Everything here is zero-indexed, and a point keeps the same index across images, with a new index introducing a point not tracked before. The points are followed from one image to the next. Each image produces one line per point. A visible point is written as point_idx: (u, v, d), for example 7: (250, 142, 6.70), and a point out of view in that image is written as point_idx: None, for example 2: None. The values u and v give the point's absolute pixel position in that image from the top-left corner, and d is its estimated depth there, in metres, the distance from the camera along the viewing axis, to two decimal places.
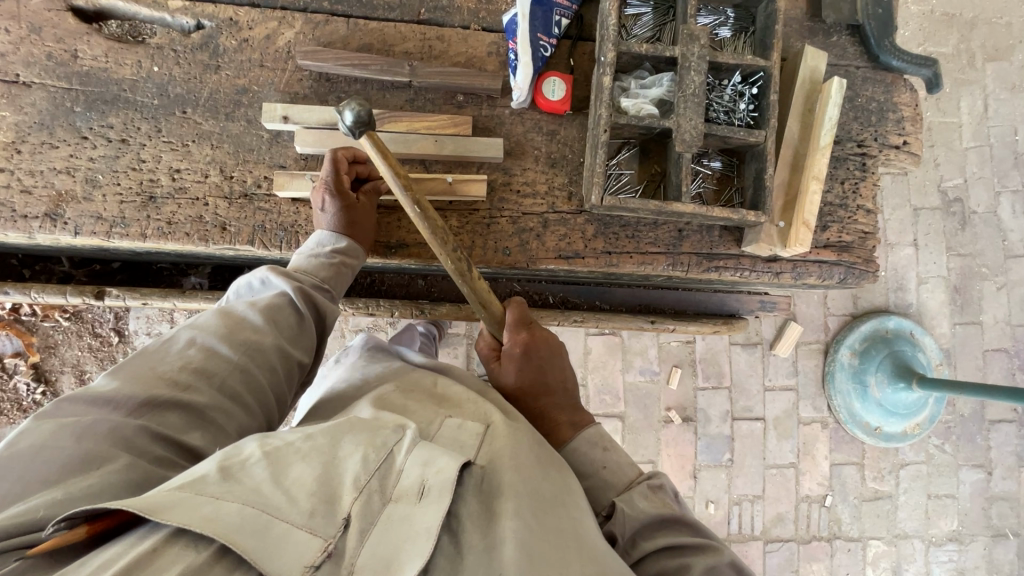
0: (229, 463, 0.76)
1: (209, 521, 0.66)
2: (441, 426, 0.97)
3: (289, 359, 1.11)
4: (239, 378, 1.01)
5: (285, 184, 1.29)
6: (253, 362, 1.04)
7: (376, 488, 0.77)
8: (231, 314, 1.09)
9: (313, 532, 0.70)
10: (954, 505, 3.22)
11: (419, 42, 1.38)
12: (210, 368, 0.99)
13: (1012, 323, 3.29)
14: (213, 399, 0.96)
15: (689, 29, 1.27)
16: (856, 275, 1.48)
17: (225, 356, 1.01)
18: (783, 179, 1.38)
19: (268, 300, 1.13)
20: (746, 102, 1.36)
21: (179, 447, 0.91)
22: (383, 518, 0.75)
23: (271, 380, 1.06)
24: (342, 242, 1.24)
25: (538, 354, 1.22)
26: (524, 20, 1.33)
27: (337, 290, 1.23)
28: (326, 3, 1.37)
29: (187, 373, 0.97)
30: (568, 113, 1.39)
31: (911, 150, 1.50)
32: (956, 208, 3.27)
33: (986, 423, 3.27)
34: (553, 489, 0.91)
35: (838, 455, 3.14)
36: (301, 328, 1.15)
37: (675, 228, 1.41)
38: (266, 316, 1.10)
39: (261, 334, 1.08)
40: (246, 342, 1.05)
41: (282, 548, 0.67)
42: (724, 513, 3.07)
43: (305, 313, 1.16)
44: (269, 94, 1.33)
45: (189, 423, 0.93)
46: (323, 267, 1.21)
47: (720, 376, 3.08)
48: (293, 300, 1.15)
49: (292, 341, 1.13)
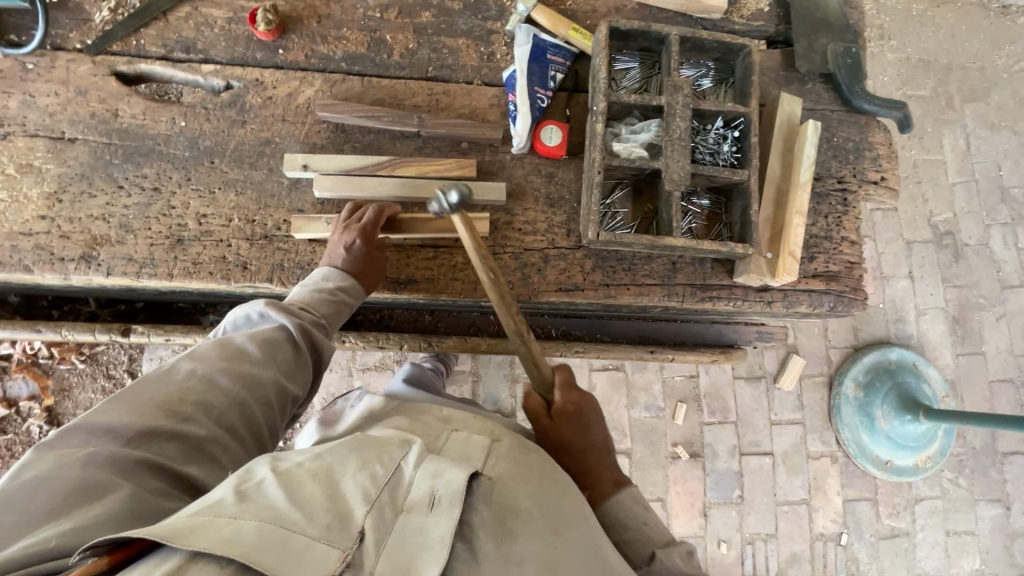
0: (244, 487, 0.83)
1: (228, 544, 0.71)
2: (447, 442, 1.09)
3: (285, 393, 1.15)
4: (236, 410, 1.06)
5: (302, 227, 1.39)
6: (250, 395, 1.08)
7: (387, 501, 0.86)
8: (231, 346, 1.13)
9: (331, 544, 0.78)
10: (974, 542, 3.14)
11: (426, 97, 1.51)
12: (208, 400, 1.04)
13: (1015, 353, 3.33)
14: (212, 431, 1.01)
15: (673, 80, 1.39)
16: (845, 303, 1.54)
17: (224, 389, 1.06)
18: (768, 213, 1.47)
19: (266, 335, 1.17)
20: (729, 144, 1.46)
21: (176, 478, 0.95)
22: (396, 526, 0.83)
23: (266, 412, 1.11)
24: (347, 281, 1.32)
25: (588, 414, 1.28)
26: (522, 75, 1.48)
27: (330, 322, 1.28)
28: (343, 64, 1.51)
29: (186, 405, 1.01)
30: (564, 157, 1.50)
31: (889, 185, 1.61)
32: (947, 241, 3.37)
33: (999, 456, 3.23)
34: (550, 502, 1.03)
35: (850, 490, 3.09)
36: (296, 363, 1.20)
37: (669, 261, 1.49)
38: (264, 350, 1.15)
39: (259, 368, 1.12)
40: (245, 376, 1.09)
41: (301, 559, 0.74)
42: (737, 553, 2.99)
43: (302, 347, 1.20)
44: (290, 145, 1.45)
45: (185, 456, 0.97)
46: (324, 304, 1.28)
47: (725, 410, 3.08)
48: (292, 335, 1.20)
49: (289, 375, 1.17)
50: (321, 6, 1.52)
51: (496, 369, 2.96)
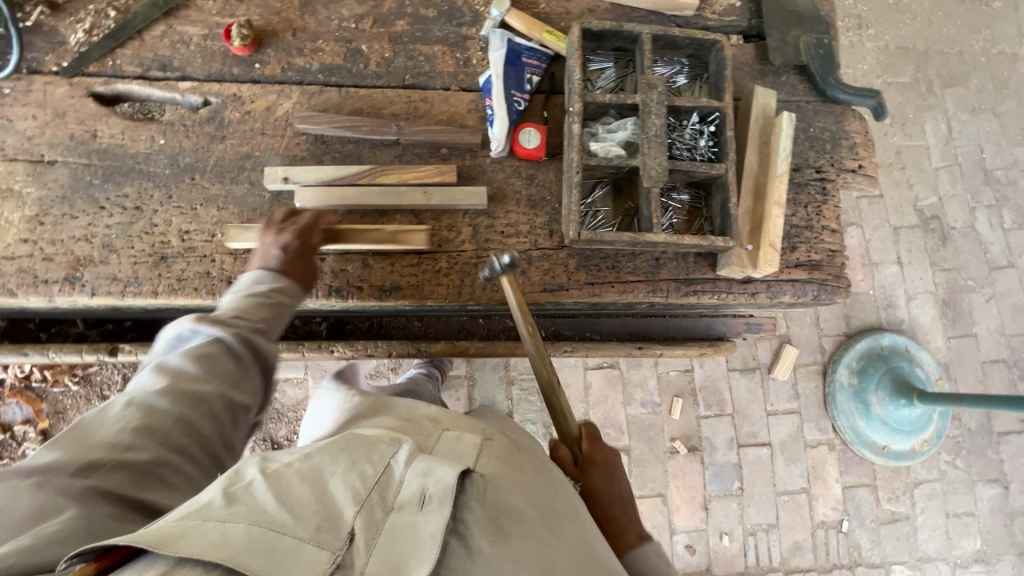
0: (232, 489, 0.84)
1: (216, 547, 0.73)
2: (438, 440, 1.10)
3: (233, 405, 1.13)
4: (182, 430, 1.03)
5: (237, 236, 1.37)
6: (193, 414, 1.06)
7: (377, 500, 0.88)
8: (168, 366, 1.10)
9: (321, 546, 0.79)
10: (975, 523, 3.16)
11: (404, 105, 1.52)
12: (149, 426, 1.01)
13: (1006, 333, 3.35)
14: (157, 454, 0.99)
15: (647, 79, 1.41)
16: (828, 291, 1.55)
17: (164, 412, 1.03)
18: (747, 205, 1.48)
19: (203, 351, 1.13)
20: (706, 139, 1.47)
21: (131, 502, 0.94)
22: (387, 525, 0.85)
23: (216, 427, 1.09)
24: (280, 281, 1.29)
25: (612, 467, 1.33)
26: (498, 80, 1.49)
27: (268, 325, 1.24)
28: (320, 76, 1.52)
29: (124, 435, 0.98)
30: (544, 159, 1.51)
31: (867, 172, 1.62)
32: (934, 225, 3.40)
33: (995, 436, 3.25)
34: (543, 501, 1.04)
35: (849, 477, 3.11)
36: (242, 373, 1.17)
37: (652, 257, 1.50)
38: (203, 366, 1.11)
39: (200, 385, 1.09)
40: (184, 394, 1.06)
41: (291, 561, 0.75)
42: (739, 545, 3.00)
43: (244, 357, 1.17)
44: (270, 158, 1.46)
45: (135, 483, 0.95)
46: (260, 308, 1.24)
47: (721, 403, 3.09)
48: (232, 347, 1.16)
49: (233, 385, 1.14)
50: (295, 19, 1.53)
51: (491, 373, 2.96)
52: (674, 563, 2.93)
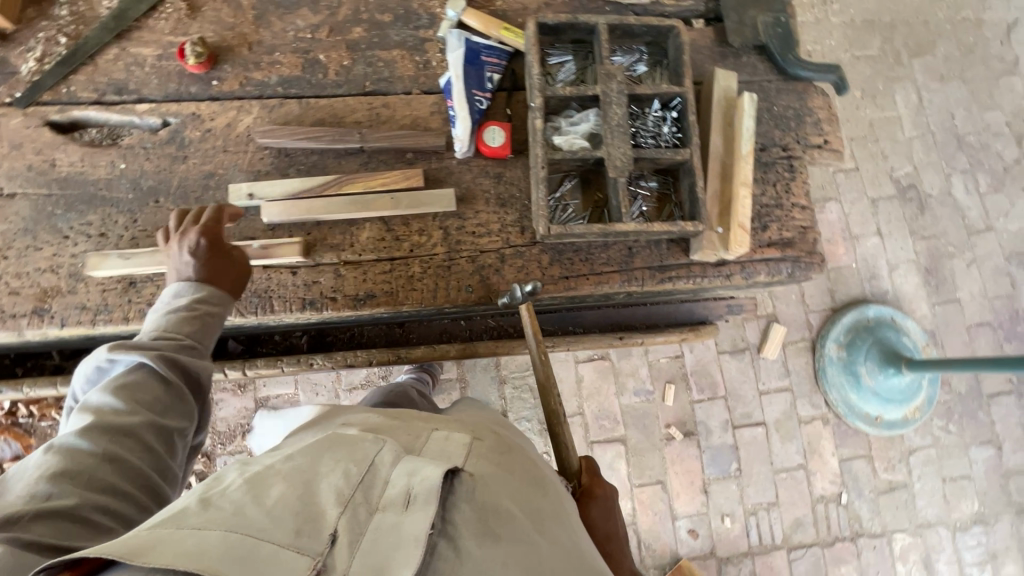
0: (209, 494, 0.83)
1: (189, 555, 0.71)
2: (427, 439, 1.08)
3: (165, 432, 1.07)
4: (109, 466, 0.96)
5: (100, 263, 1.34)
6: (120, 446, 0.99)
7: (360, 501, 0.86)
8: (91, 405, 1.04)
9: (300, 551, 0.77)
10: (971, 485, 3.19)
11: (366, 112, 1.51)
12: (70, 468, 0.93)
13: (989, 296, 3.39)
14: (83, 495, 0.91)
15: (605, 69, 1.41)
16: (802, 268, 1.56)
17: (86, 451, 0.96)
18: (716, 188, 1.48)
19: (126, 379, 1.07)
20: (669, 125, 1.48)
21: (65, 548, 0.84)
22: (370, 527, 0.82)
23: (148, 458, 1.02)
24: (202, 291, 1.24)
25: (610, 502, 1.34)
26: (458, 80, 1.49)
27: (195, 337, 1.18)
28: (279, 89, 1.51)
29: (42, 483, 0.90)
30: (510, 156, 1.51)
31: (833, 147, 1.63)
32: (911, 194, 3.43)
33: (985, 398, 3.29)
34: (531, 505, 1.04)
35: (844, 450, 3.13)
36: (174, 396, 1.11)
37: (625, 247, 1.50)
38: (125, 397, 1.05)
39: (125, 416, 1.03)
40: (107, 431, 1.00)
41: (269, 566, 0.74)
42: (741, 525, 3.02)
43: (173, 378, 1.12)
44: (234, 175, 1.45)
45: (63, 531, 0.86)
46: (186, 323, 1.19)
47: (714, 386, 3.11)
48: (158, 369, 1.11)
49: (163, 413, 1.08)
50: (250, 33, 1.52)
51: (483, 374, 2.96)
52: (677, 548, 2.94)
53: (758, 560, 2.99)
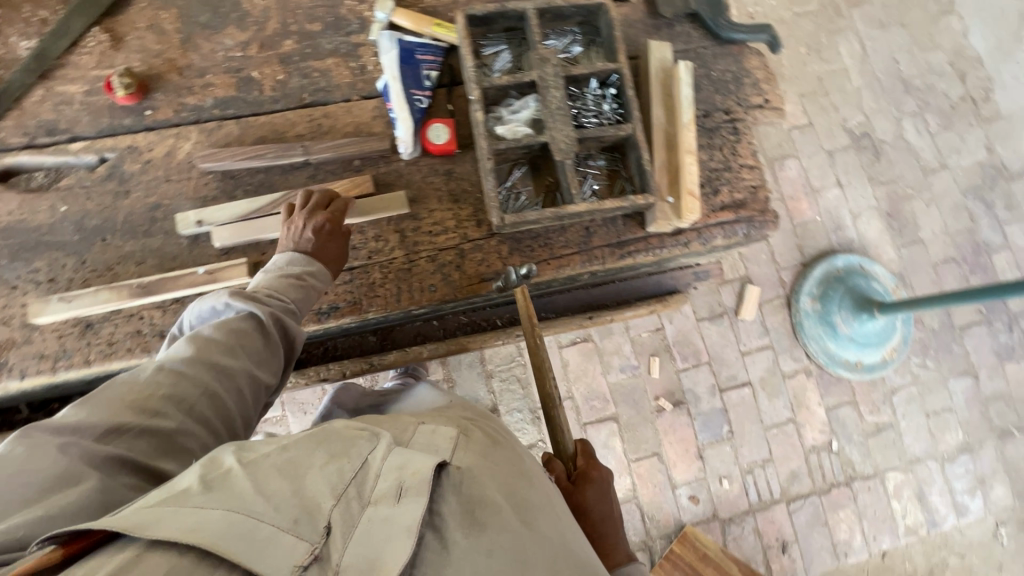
0: (209, 477, 0.84)
1: (193, 532, 0.73)
2: (414, 433, 1.08)
3: (256, 383, 1.15)
4: (207, 402, 1.05)
5: (41, 310, 1.32)
6: (221, 386, 1.08)
7: (354, 495, 0.86)
8: (199, 335, 1.12)
9: (299, 537, 0.78)
10: (954, 416, 3.30)
11: (308, 124, 1.50)
12: (178, 393, 1.02)
13: (950, 232, 3.49)
14: (182, 424, 1.01)
15: (539, 54, 1.41)
16: (757, 228, 1.59)
17: (195, 380, 1.05)
18: (662, 159, 1.50)
19: (233, 325, 1.15)
20: (609, 102, 1.49)
21: (150, 472, 0.95)
22: (363, 519, 0.83)
23: (238, 403, 1.11)
24: (313, 266, 1.31)
25: (607, 484, 1.33)
26: (395, 81, 1.47)
27: (297, 303, 1.25)
28: (216, 111, 1.49)
29: (154, 401, 0.99)
30: (457, 152, 1.51)
31: (774, 106, 1.66)
32: (866, 142, 3.50)
33: (957, 331, 3.39)
34: (519, 491, 1.04)
35: (830, 398, 3.21)
36: (265, 353, 1.19)
37: (581, 227, 1.51)
38: (232, 339, 1.13)
39: (228, 358, 1.11)
40: (213, 366, 1.08)
41: (269, 550, 0.75)
42: (739, 485, 3.07)
43: (271, 336, 1.19)
44: (180, 204, 1.43)
45: (158, 450, 0.97)
46: (292, 289, 1.25)
47: (697, 353, 3.16)
48: (258, 325, 1.18)
49: (258, 363, 1.17)
50: (179, 58, 1.50)
51: (469, 372, 2.97)
52: (681, 516, 2.99)
53: (759, 517, 3.05)
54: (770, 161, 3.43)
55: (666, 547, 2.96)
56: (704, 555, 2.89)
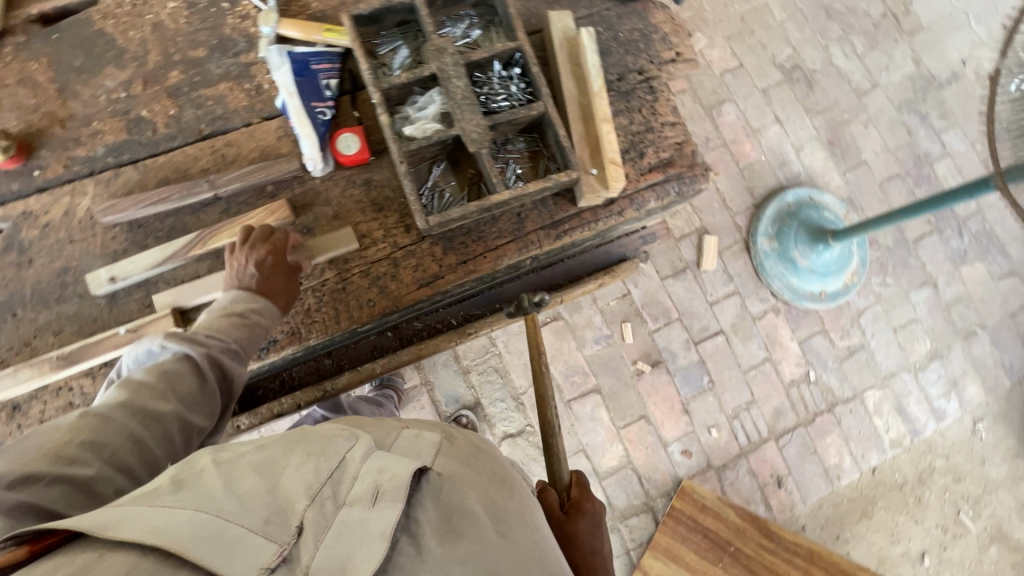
0: (183, 475, 0.83)
1: (156, 533, 0.72)
2: (397, 436, 1.06)
3: (188, 428, 1.10)
4: (133, 449, 0.99)
5: None
6: (147, 432, 1.03)
7: (329, 495, 0.85)
8: (130, 381, 1.08)
9: (269, 538, 0.77)
10: (920, 327, 3.40)
11: (211, 156, 1.43)
12: (100, 440, 0.97)
13: (891, 149, 3.54)
14: (103, 471, 0.94)
15: (434, 45, 1.36)
16: (689, 183, 1.58)
17: (119, 426, 1.00)
18: (580, 132, 1.47)
19: (165, 366, 1.12)
20: (517, 82, 1.45)
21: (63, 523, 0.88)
22: (337, 520, 0.82)
23: (167, 450, 1.05)
24: (256, 301, 1.27)
25: (599, 517, 1.24)
26: (292, 98, 1.40)
27: (236, 341, 1.21)
28: (110, 159, 1.41)
29: (72, 448, 0.94)
30: (372, 159, 1.46)
31: (686, 57, 1.64)
32: (797, 74, 3.52)
33: (912, 244, 3.47)
34: (497, 501, 1.01)
35: (801, 331, 3.27)
36: (198, 394, 1.13)
37: (513, 214, 1.48)
38: (164, 381, 1.10)
39: (158, 402, 1.06)
40: (141, 412, 1.04)
41: (239, 550, 0.74)
42: (728, 431, 3.13)
43: (208, 377, 1.15)
44: (90, 263, 1.36)
45: (75, 500, 0.90)
46: (234, 328, 1.22)
47: (667, 311, 3.18)
48: (194, 365, 1.14)
49: (191, 408, 1.12)
50: (60, 110, 1.41)
51: (446, 371, 2.94)
52: (676, 472, 3.04)
53: (752, 458, 3.12)
54: (707, 109, 3.42)
55: (667, 504, 3.01)
56: (702, 505, 2.96)
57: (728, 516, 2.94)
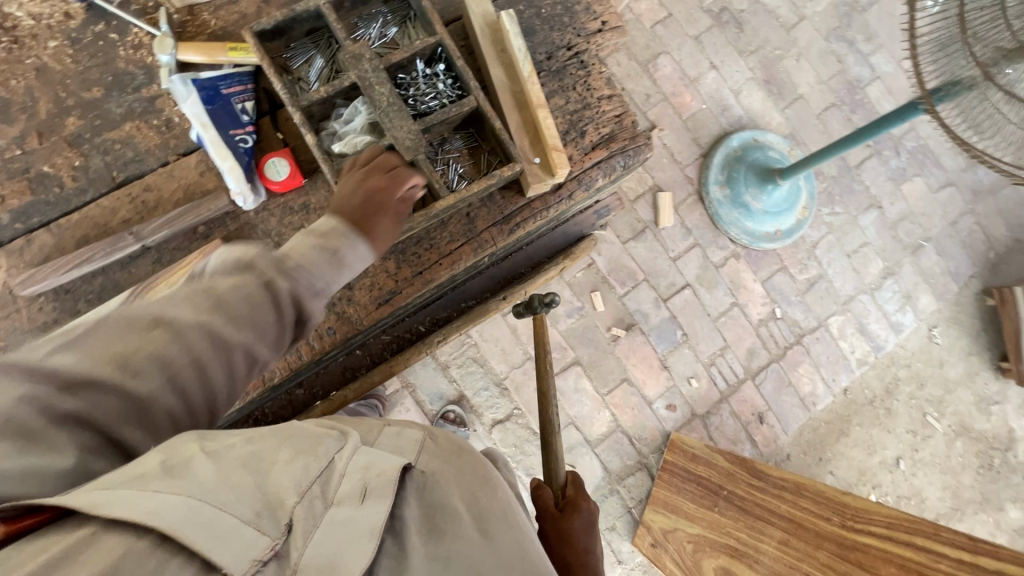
0: (171, 460, 0.74)
1: (151, 514, 0.64)
2: (380, 433, 1.03)
3: (254, 359, 0.95)
4: (195, 374, 0.87)
5: None
6: (213, 357, 0.89)
7: (318, 494, 0.79)
8: (213, 289, 0.92)
9: (260, 531, 0.71)
10: (871, 248, 3.54)
11: (131, 205, 1.33)
12: (167, 355, 0.84)
13: (825, 80, 3.60)
14: (162, 395, 0.83)
15: (349, 51, 1.28)
16: (633, 155, 1.56)
17: (187, 345, 0.86)
18: (516, 121, 1.43)
19: (246, 289, 0.94)
20: (443, 78, 1.39)
21: (107, 441, 0.79)
22: (326, 519, 0.77)
23: (228, 379, 0.92)
24: (355, 237, 1.14)
25: (593, 516, 1.24)
26: (206, 128, 1.30)
27: (325, 281, 1.06)
28: (18, 225, 1.30)
29: (138, 359, 0.81)
30: (305, 182, 1.40)
31: (612, 25, 1.60)
32: (726, 17, 3.51)
33: (855, 170, 3.58)
34: (485, 495, 0.99)
35: (763, 271, 3.37)
36: (274, 330, 0.97)
37: (462, 215, 1.44)
38: (244, 305, 0.92)
39: (233, 327, 0.91)
40: (213, 334, 0.88)
41: (228, 542, 0.67)
42: (707, 379, 3.23)
43: (285, 312, 0.98)
44: (20, 340, 1.27)
45: (124, 417, 0.80)
46: (324, 258, 1.07)
47: (633, 274, 3.21)
48: (274, 295, 0.97)
49: (263, 338, 0.95)
50: None
51: (425, 371, 2.92)
52: (664, 426, 3.13)
53: (732, 400, 3.24)
54: (643, 65, 3.39)
55: (660, 459, 3.11)
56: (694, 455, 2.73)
57: (719, 461, 2.59)
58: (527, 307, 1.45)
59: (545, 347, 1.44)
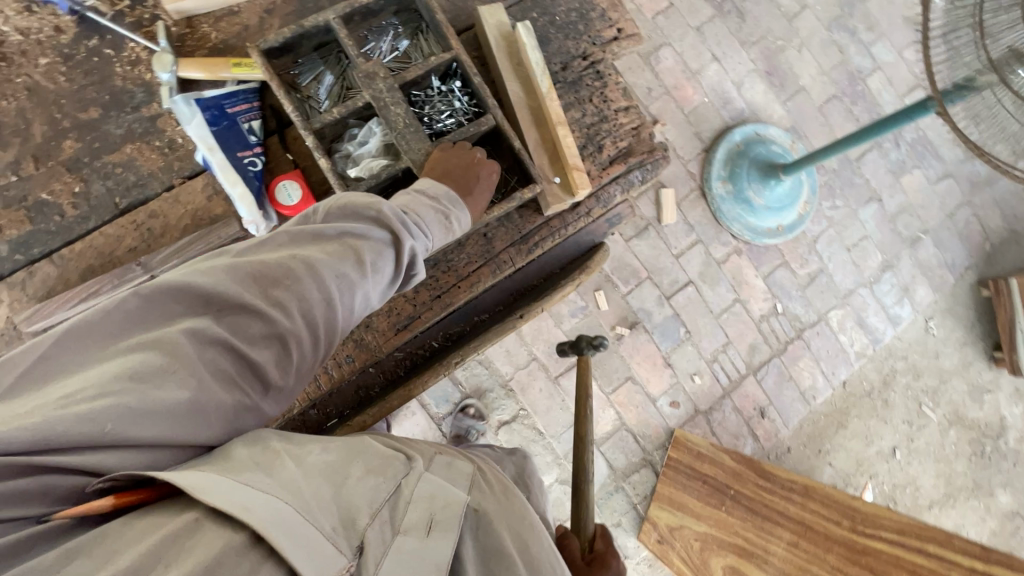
0: (259, 458, 0.84)
1: (243, 508, 0.72)
2: (433, 460, 1.04)
3: (368, 305, 1.06)
4: (325, 311, 0.98)
5: None
6: (339, 298, 0.99)
7: (387, 518, 0.83)
8: (340, 235, 1.04)
9: (338, 548, 0.75)
10: (871, 242, 3.55)
11: (137, 233, 1.28)
12: (302, 290, 0.96)
13: (826, 71, 3.56)
14: (297, 325, 0.94)
15: (363, 70, 1.22)
16: (651, 169, 1.53)
17: (319, 283, 0.97)
18: (534, 138, 1.40)
19: (368, 237, 1.06)
20: (458, 94, 1.34)
21: (247, 364, 0.91)
22: (394, 549, 0.80)
23: (348, 321, 1.02)
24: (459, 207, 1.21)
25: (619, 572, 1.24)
26: (213, 152, 1.23)
27: (429, 241, 1.16)
28: (19, 256, 1.25)
29: (281, 291, 0.95)
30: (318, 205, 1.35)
31: (629, 33, 1.54)
32: (728, 7, 3.44)
33: (855, 163, 3.57)
34: (530, 545, 0.95)
35: (765, 267, 3.37)
36: (386, 270, 1.08)
37: (479, 234, 1.41)
38: (365, 250, 1.04)
39: (354, 271, 1.02)
40: (342, 277, 1.00)
41: (310, 551, 0.73)
42: (710, 375, 3.25)
43: (396, 259, 1.09)
44: None
45: (264, 341, 0.93)
46: (435, 222, 1.17)
47: (636, 272, 3.20)
48: (388, 244, 1.08)
49: (375, 284, 1.06)
50: None
51: None
52: (668, 423, 3.15)
53: (735, 396, 3.27)
54: (645, 58, 3.32)
55: (664, 455, 3.15)
56: (700, 453, 2.77)
57: (726, 462, 2.61)
58: (576, 348, 1.51)
59: (585, 388, 1.42)
